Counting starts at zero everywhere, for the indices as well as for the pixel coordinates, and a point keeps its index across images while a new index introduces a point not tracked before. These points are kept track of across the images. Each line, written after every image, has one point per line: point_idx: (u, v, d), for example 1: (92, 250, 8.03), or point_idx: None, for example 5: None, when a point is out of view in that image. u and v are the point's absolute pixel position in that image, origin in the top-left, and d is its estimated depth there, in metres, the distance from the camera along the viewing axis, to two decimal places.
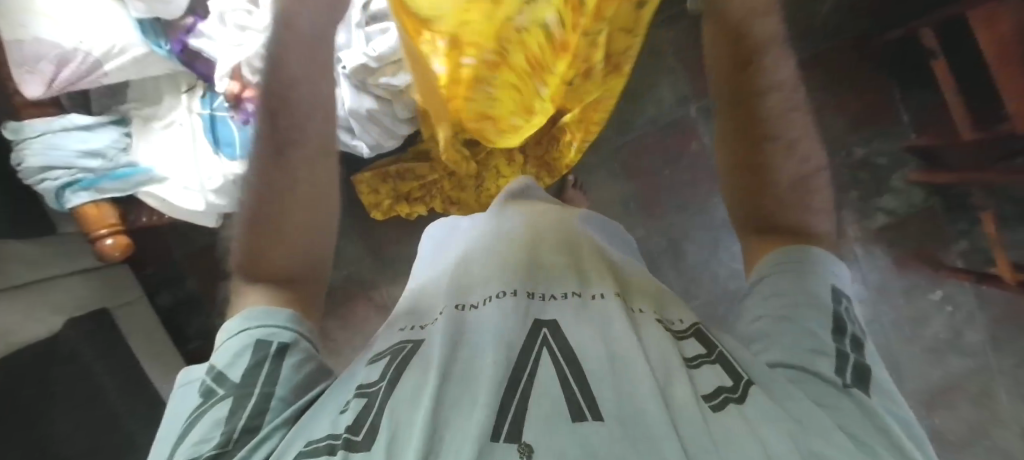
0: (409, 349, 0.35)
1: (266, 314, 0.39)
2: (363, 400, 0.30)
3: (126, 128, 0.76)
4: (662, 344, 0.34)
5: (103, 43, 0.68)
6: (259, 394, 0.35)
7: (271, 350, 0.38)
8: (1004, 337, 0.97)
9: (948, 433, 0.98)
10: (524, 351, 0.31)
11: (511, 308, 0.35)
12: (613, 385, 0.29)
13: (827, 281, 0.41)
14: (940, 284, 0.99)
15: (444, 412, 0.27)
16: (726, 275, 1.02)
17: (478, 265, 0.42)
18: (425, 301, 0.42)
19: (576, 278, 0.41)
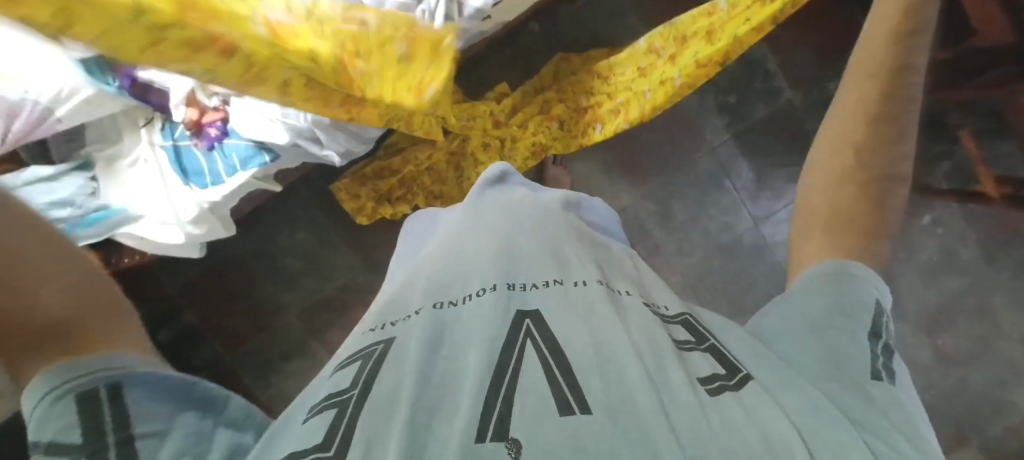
0: (381, 352, 0.33)
1: (66, 368, 0.25)
2: (335, 411, 0.28)
3: (91, 171, 0.74)
4: (650, 326, 0.34)
5: (50, 87, 0.64)
6: (115, 444, 0.24)
7: (102, 397, 0.25)
8: (995, 250, 0.98)
9: (951, 351, 1.00)
10: (507, 346, 0.31)
11: (492, 304, 0.35)
12: (600, 375, 0.29)
13: (875, 293, 0.38)
14: (928, 208, 0.99)
15: (426, 419, 0.27)
16: (717, 230, 1.03)
17: (452, 260, 0.42)
18: (397, 296, 0.41)
19: (558, 266, 0.40)
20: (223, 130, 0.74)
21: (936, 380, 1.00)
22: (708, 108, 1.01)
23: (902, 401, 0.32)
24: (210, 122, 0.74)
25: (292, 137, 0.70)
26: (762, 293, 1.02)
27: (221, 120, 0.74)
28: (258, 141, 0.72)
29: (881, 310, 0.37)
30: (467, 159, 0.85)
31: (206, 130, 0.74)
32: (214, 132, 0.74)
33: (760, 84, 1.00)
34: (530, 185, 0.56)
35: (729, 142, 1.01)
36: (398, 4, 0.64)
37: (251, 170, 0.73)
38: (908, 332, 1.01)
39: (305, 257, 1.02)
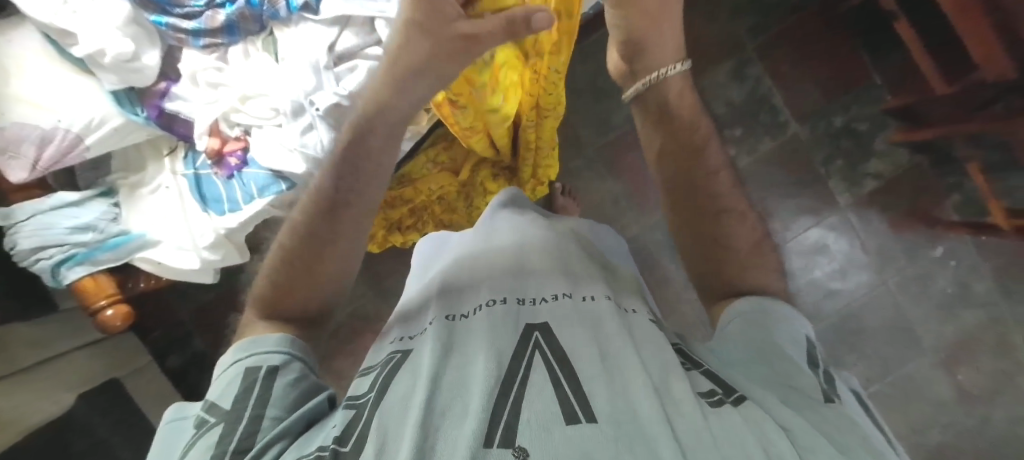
0: (399, 359, 0.35)
1: (251, 344, 0.40)
2: (352, 412, 0.31)
3: (114, 198, 0.77)
4: (656, 343, 0.34)
5: (83, 116, 0.70)
6: (250, 416, 0.34)
7: (261, 374, 0.37)
8: (1011, 283, 0.97)
9: (971, 388, 0.97)
10: (515, 357, 0.32)
11: (501, 318, 0.36)
12: (606, 386, 0.29)
13: (801, 332, 0.40)
14: (941, 240, 0.98)
15: (435, 424, 0.28)
16: None
17: (466, 275, 0.43)
18: (413, 312, 0.42)
19: (566, 281, 0.40)
20: (243, 159, 0.76)
21: (959, 418, 0.97)
22: None
23: (858, 424, 0.32)
24: (231, 151, 0.76)
25: (309, 168, 0.73)
26: None
27: (242, 149, 0.77)
28: (276, 170, 0.74)
29: (813, 347, 0.40)
30: (477, 189, 0.87)
31: (227, 159, 0.76)
32: (234, 161, 0.76)
33: (765, 117, 1.02)
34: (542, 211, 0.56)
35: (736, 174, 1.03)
36: None
37: (268, 197, 0.74)
38: (925, 367, 0.99)
39: None
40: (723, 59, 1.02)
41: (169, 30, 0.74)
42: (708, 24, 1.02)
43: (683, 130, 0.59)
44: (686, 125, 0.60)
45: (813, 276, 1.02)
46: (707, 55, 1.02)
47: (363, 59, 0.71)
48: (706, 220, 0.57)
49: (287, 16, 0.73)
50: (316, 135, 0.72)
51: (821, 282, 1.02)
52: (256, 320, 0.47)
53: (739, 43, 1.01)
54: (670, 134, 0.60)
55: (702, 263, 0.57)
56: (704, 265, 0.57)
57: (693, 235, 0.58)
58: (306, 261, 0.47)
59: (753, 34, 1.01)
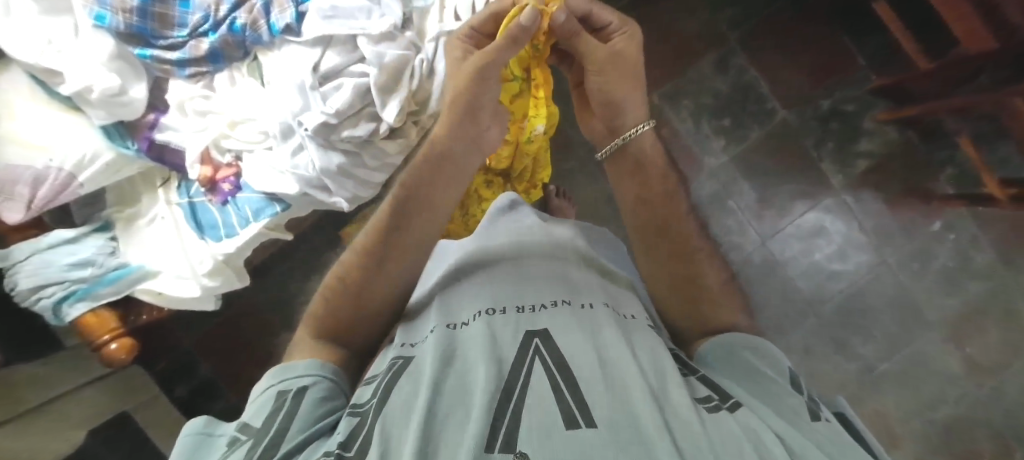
0: (401, 365, 0.35)
1: (285, 369, 0.40)
2: (357, 419, 0.31)
3: (110, 232, 0.77)
4: (654, 347, 0.34)
5: (75, 153, 0.70)
6: (277, 432, 0.35)
7: (291, 394, 0.38)
8: (1011, 252, 0.96)
9: (981, 360, 0.97)
10: (516, 363, 0.32)
11: (501, 326, 0.36)
12: (604, 389, 0.30)
13: (785, 362, 0.40)
14: (937, 215, 0.98)
15: (439, 433, 0.28)
16: (725, 250, 1.03)
17: (464, 286, 0.43)
18: (413, 323, 0.43)
19: (564, 287, 0.41)
20: (236, 184, 0.77)
21: (971, 392, 0.97)
22: (703, 132, 1.03)
23: (850, 442, 0.32)
24: (223, 177, 0.77)
25: (301, 187, 0.74)
26: (777, 312, 1.01)
27: (235, 175, 0.77)
28: (269, 192, 0.75)
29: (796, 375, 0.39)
30: (471, 196, 0.84)
31: (220, 185, 0.77)
32: (227, 186, 0.77)
33: (753, 104, 1.02)
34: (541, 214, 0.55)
35: (728, 164, 1.03)
36: (398, 55, 0.70)
37: (263, 220, 0.75)
38: (933, 342, 0.98)
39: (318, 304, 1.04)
40: (705, 51, 1.02)
41: (153, 62, 0.74)
42: (688, 18, 1.03)
43: (652, 177, 0.59)
44: (654, 173, 0.59)
45: (814, 260, 1.02)
46: (689, 48, 1.03)
47: (348, 77, 0.71)
48: (682, 258, 0.56)
49: (270, 40, 0.74)
50: (306, 155, 0.73)
51: (822, 265, 1.02)
52: (313, 340, 0.44)
53: (721, 33, 1.02)
54: (640, 181, 0.59)
55: (678, 305, 0.55)
56: (680, 309, 0.55)
57: (669, 276, 0.56)
58: (357, 285, 0.46)
59: (733, 24, 1.02)
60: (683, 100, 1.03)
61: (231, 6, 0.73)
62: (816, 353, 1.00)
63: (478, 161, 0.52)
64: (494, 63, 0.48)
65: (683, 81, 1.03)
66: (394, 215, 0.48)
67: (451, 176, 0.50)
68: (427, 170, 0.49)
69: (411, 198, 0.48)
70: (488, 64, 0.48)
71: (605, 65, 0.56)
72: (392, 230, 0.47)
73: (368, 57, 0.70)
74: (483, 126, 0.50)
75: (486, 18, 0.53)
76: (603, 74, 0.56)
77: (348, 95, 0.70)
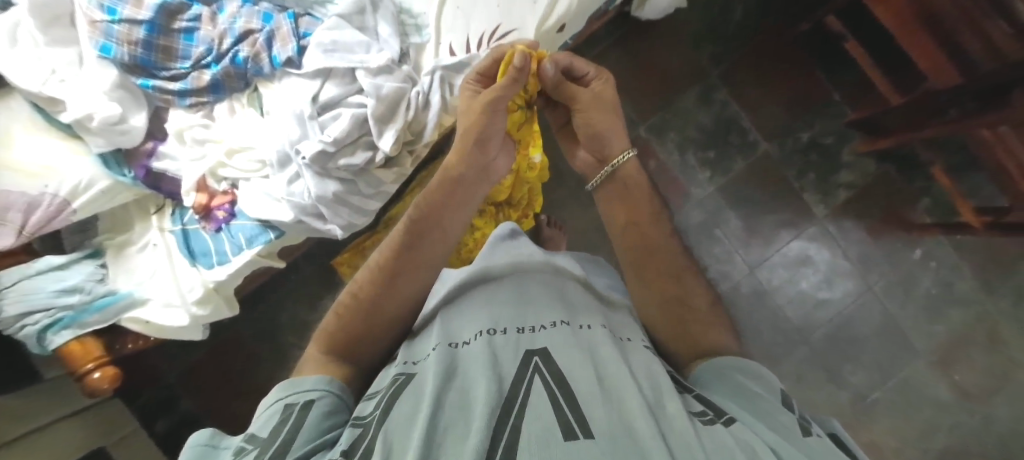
0: (402, 381, 0.35)
1: (292, 383, 0.40)
2: (358, 431, 0.31)
3: (101, 259, 0.77)
4: (652, 365, 0.35)
5: (71, 179, 0.70)
6: (282, 444, 0.35)
7: (297, 407, 0.38)
8: (991, 279, 0.99)
9: (969, 387, 0.98)
10: (515, 380, 0.32)
11: (501, 346, 0.36)
12: (603, 405, 0.30)
13: (776, 385, 0.39)
14: (918, 243, 1.01)
15: (439, 443, 0.28)
16: (714, 278, 1.04)
17: (463, 308, 0.43)
18: (413, 344, 0.43)
19: (564, 309, 0.41)
20: (231, 211, 0.77)
21: (962, 419, 0.97)
22: (689, 163, 1.07)
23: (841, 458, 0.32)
24: (218, 205, 0.77)
25: (296, 215, 0.74)
26: (768, 340, 1.02)
27: (230, 202, 0.78)
28: (264, 219, 0.75)
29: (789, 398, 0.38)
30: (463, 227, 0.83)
31: (215, 213, 0.77)
32: (222, 214, 0.77)
33: (736, 137, 1.06)
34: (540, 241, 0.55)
35: (714, 194, 1.06)
36: (395, 87, 0.73)
37: (257, 247, 0.76)
38: (922, 370, 0.99)
39: (307, 335, 1.04)
40: (689, 87, 1.07)
41: (155, 92, 0.76)
42: (671, 55, 1.08)
43: (638, 200, 0.57)
44: (639, 195, 0.58)
45: (801, 288, 1.03)
46: (674, 84, 1.07)
47: (346, 108, 0.73)
48: (668, 274, 0.52)
49: (271, 72, 0.76)
50: (302, 183, 0.74)
51: (809, 293, 1.03)
52: (322, 358, 0.43)
53: (703, 71, 1.07)
54: (627, 205, 0.57)
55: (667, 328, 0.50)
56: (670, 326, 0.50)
57: (654, 295, 0.52)
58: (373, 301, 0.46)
59: (715, 62, 1.07)
60: (669, 133, 1.07)
61: (234, 39, 0.75)
62: (808, 382, 1.00)
63: (487, 189, 0.55)
64: (503, 99, 0.52)
65: (668, 115, 1.07)
66: (408, 238, 0.49)
67: (461, 204, 0.52)
68: (439, 197, 0.51)
69: (422, 224, 0.50)
70: (498, 99, 0.52)
71: (589, 104, 0.57)
72: (405, 252, 0.48)
73: (366, 88, 0.72)
74: (491, 156, 0.53)
75: (490, 63, 0.57)
76: (584, 115, 0.58)
77: (346, 125, 0.72)
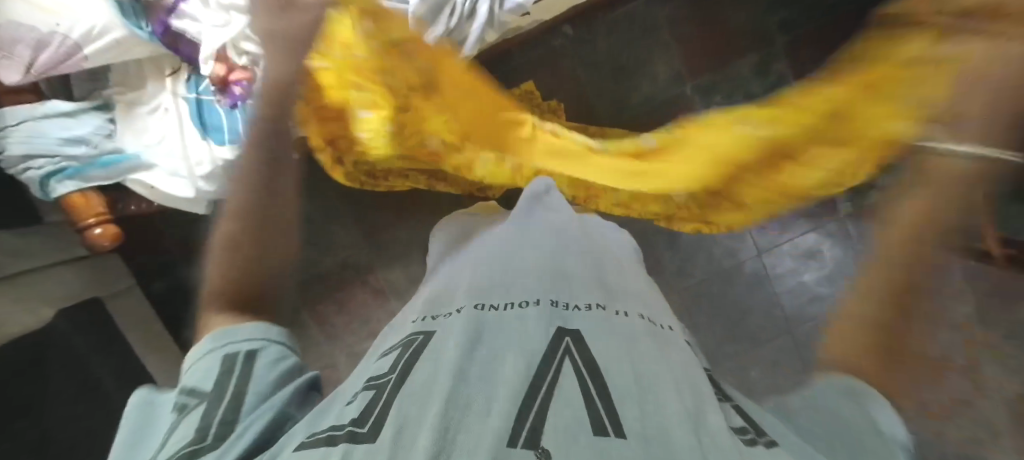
0: (421, 341, 0.37)
1: (228, 332, 0.41)
2: (372, 393, 0.33)
3: (109, 113, 0.74)
4: (688, 371, 0.35)
5: (84, 23, 0.65)
6: (233, 395, 0.37)
7: (240, 357, 0.39)
8: (991, 310, 0.99)
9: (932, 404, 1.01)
10: (545, 359, 0.33)
11: (533, 319, 0.37)
12: (637, 404, 0.29)
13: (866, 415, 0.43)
14: (930, 260, 1.01)
15: (457, 410, 0.28)
16: (719, 254, 1.05)
17: (493, 270, 0.45)
18: (442, 295, 0.45)
19: (599, 294, 0.42)
20: (247, 90, 0.73)
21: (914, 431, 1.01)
22: None
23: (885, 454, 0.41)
24: (235, 80, 0.73)
25: None
26: (755, 323, 1.04)
27: (247, 79, 0.73)
28: None
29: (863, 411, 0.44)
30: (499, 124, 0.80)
31: (231, 88, 0.73)
32: (239, 90, 0.73)
33: None
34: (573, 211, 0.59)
35: None
36: None
37: None
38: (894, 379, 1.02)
39: (310, 228, 1.06)
40: (750, 51, 0.99)
41: None
42: (739, 11, 0.99)
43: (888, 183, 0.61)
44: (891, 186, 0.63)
45: (802, 280, 1.04)
46: (733, 45, 1.00)
47: (388, 2, 0.67)
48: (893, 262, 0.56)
49: None
50: None
51: (808, 287, 1.04)
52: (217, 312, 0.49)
53: (769, 36, 0.99)
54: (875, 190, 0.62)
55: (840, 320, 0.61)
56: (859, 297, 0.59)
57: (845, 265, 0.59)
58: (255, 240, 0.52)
59: (784, 28, 0.98)
60: (715, 97, 1.01)
61: None
62: (780, 369, 1.04)
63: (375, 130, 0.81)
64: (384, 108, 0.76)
65: (718, 78, 1.01)
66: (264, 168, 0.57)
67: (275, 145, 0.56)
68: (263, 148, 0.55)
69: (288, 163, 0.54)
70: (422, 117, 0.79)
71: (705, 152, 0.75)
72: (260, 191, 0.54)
73: None
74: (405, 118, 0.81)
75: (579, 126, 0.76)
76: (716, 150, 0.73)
77: None
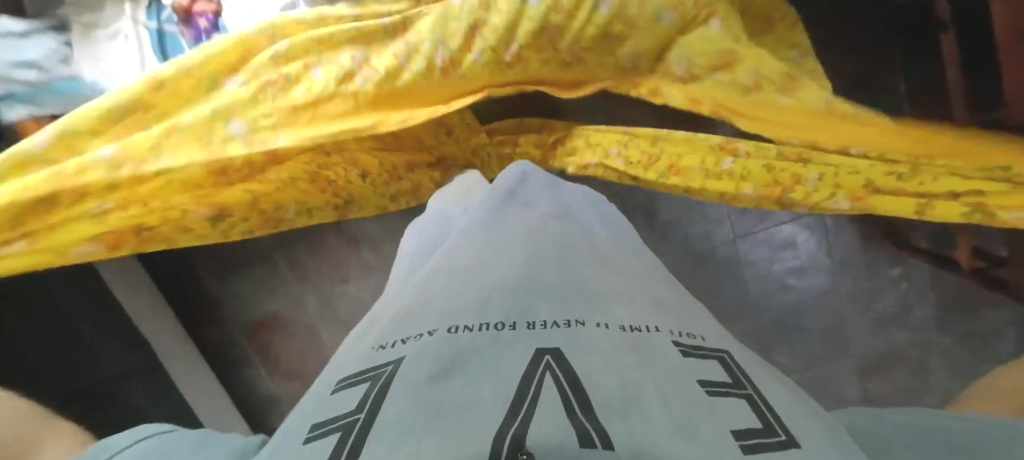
0: (389, 374, 0.29)
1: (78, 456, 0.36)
2: (338, 436, 0.25)
3: (65, 37, 0.74)
4: (669, 367, 0.29)
5: None
6: None
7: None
8: (950, 315, 1.03)
9: (876, 394, 1.08)
10: (523, 378, 0.27)
11: (508, 343, 0.30)
12: (628, 419, 0.24)
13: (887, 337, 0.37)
14: (901, 262, 1.02)
15: (422, 444, 0.21)
16: (697, 236, 1.05)
17: (469, 286, 0.38)
18: (409, 314, 0.36)
19: (575, 305, 0.36)
20: (213, 23, 0.69)
21: None
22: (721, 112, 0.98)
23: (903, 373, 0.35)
24: (200, 12, 0.69)
25: None
26: (720, 309, 1.06)
27: (212, 12, 0.69)
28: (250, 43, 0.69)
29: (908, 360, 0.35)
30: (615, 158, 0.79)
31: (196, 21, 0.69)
32: (202, 23, 0.69)
33: None
34: (553, 180, 0.63)
35: None
36: None
37: None
38: (845, 370, 1.07)
39: None
40: None
41: None
42: None
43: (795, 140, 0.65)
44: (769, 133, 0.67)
45: (773, 269, 1.05)
46: None
47: None
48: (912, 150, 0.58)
49: None
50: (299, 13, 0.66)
51: (779, 276, 1.05)
52: None
53: None
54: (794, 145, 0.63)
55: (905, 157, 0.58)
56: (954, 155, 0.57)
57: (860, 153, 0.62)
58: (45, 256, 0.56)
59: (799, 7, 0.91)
60: None
61: None
62: None
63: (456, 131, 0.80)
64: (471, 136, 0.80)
65: None
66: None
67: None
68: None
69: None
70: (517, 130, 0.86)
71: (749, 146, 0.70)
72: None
73: None
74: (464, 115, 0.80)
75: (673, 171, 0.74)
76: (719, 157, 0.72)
77: None
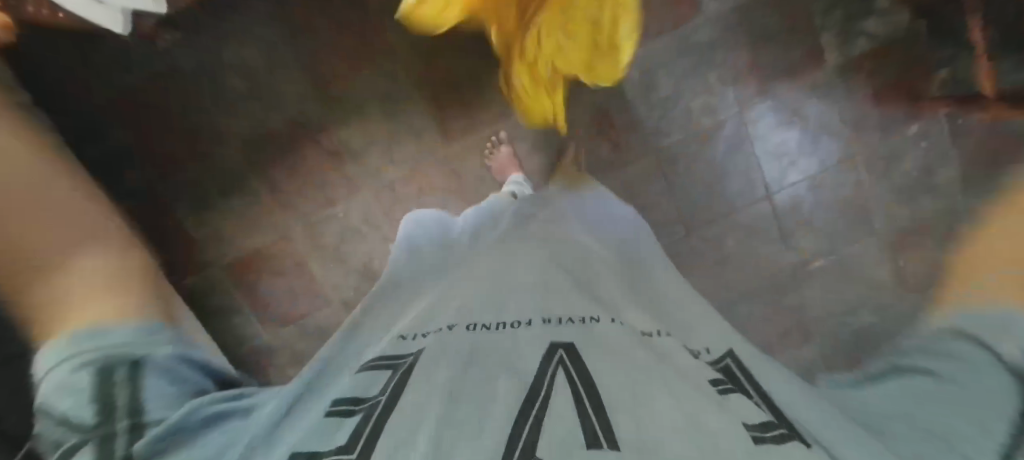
0: (410, 363, 0.42)
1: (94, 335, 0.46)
2: (361, 415, 0.36)
3: None
4: (684, 378, 0.38)
5: None
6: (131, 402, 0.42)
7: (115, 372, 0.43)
8: (977, 174, 0.97)
9: (910, 274, 1.02)
10: (540, 372, 0.37)
11: (527, 338, 0.42)
12: (634, 414, 0.32)
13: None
14: (917, 118, 0.96)
15: (448, 427, 0.31)
16: (699, 110, 0.99)
17: (499, 292, 0.52)
18: (430, 317, 0.50)
19: (592, 308, 0.50)
20: None
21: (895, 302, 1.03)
22: None
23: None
24: None
25: None
26: (726, 198, 1.01)
27: None
28: None
29: None
30: None
31: None
32: None
33: None
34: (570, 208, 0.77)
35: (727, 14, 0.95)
36: None
37: None
38: (872, 249, 1.02)
39: (254, 79, 0.97)
40: None
41: None
42: None
43: None
44: None
45: (784, 140, 0.99)
46: None
47: None
48: None
49: None
50: None
51: (790, 148, 0.99)
52: None
53: None
54: None
55: None
56: None
57: None
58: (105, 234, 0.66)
59: None
60: None
61: None
62: (757, 235, 1.02)
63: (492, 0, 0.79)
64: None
65: None
66: None
67: None
68: None
69: None
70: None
71: None
72: None
73: None
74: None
75: None
76: None
77: None
